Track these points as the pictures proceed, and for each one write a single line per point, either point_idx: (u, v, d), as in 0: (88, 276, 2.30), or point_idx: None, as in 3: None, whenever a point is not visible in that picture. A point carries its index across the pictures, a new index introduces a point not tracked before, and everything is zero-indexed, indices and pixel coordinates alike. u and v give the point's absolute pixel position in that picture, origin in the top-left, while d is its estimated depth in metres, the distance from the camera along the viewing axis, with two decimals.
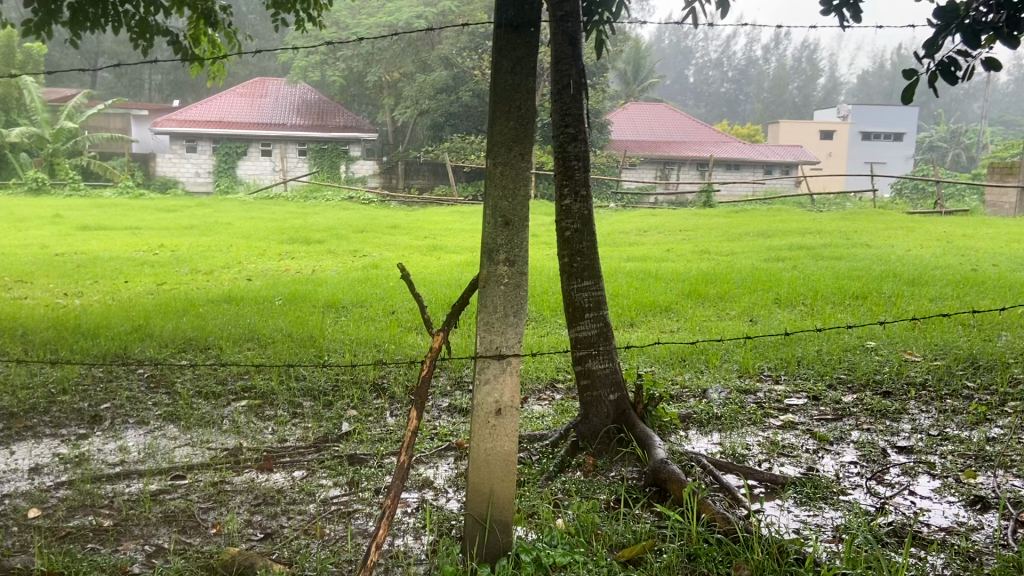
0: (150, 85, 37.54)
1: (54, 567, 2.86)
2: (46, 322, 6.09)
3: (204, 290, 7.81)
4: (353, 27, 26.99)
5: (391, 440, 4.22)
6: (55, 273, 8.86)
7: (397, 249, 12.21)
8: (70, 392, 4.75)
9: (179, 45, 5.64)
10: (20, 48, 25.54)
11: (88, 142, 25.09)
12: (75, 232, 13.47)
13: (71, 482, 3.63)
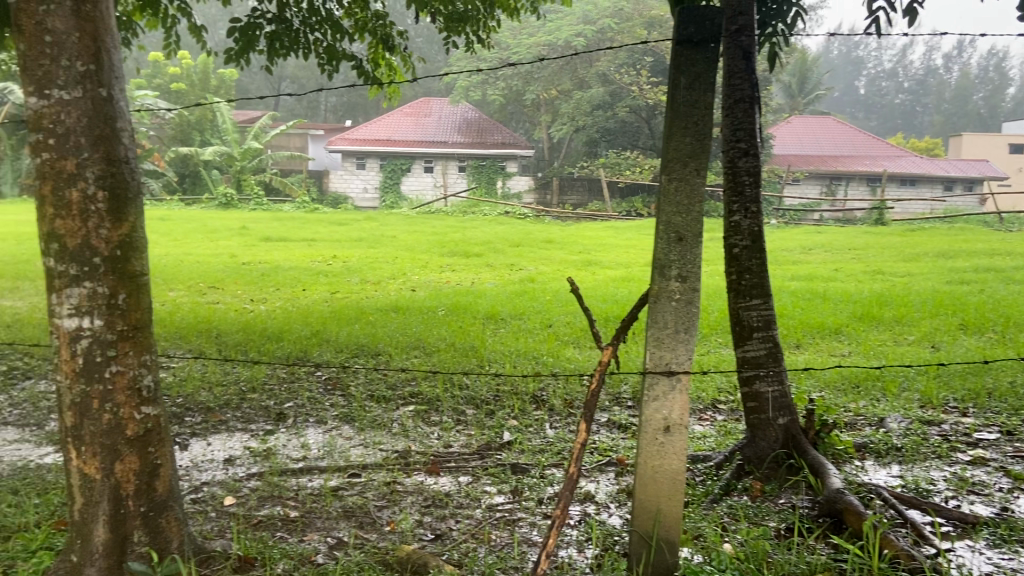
0: (326, 107, 40.36)
1: (249, 553, 3.09)
2: (236, 324, 6.64)
3: (373, 299, 8.24)
4: (514, 48, 27.80)
5: (552, 452, 4.27)
6: (243, 280, 9.63)
7: (554, 264, 12.33)
8: (258, 390, 5.16)
9: (362, 69, 6.00)
10: (214, 73, 28.08)
11: (271, 160, 26.73)
12: (260, 243, 14.61)
13: (261, 474, 3.93)
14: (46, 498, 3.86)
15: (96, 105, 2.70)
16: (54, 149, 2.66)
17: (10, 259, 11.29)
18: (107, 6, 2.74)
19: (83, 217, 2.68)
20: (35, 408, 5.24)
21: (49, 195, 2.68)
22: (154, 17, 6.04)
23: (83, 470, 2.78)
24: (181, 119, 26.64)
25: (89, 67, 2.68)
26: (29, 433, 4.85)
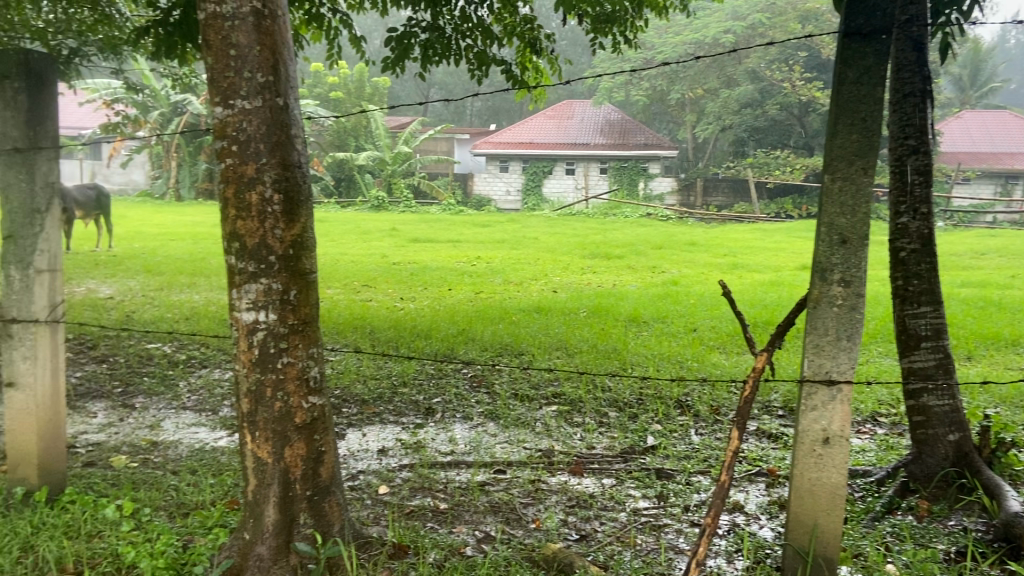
0: (472, 112, 41.53)
1: (403, 541, 3.22)
2: (389, 322, 6.94)
3: (515, 300, 8.38)
4: (660, 47, 27.49)
5: (698, 459, 4.18)
6: (393, 279, 10.05)
7: (698, 266, 12.05)
8: (409, 385, 5.37)
9: (510, 73, 6.12)
10: (369, 82, 29.53)
11: (420, 164, 27.86)
12: (409, 244, 15.21)
13: (412, 465, 4.10)
14: (221, 479, 4.20)
15: (273, 113, 2.89)
16: (236, 155, 2.88)
17: (190, 258, 12.34)
18: (284, 20, 2.94)
19: (261, 217, 2.88)
20: (211, 394, 5.70)
21: (232, 198, 2.90)
22: (319, 30, 6.42)
23: (258, 453, 2.99)
24: (338, 126, 28.17)
25: (268, 78, 2.88)
26: (205, 418, 5.28)
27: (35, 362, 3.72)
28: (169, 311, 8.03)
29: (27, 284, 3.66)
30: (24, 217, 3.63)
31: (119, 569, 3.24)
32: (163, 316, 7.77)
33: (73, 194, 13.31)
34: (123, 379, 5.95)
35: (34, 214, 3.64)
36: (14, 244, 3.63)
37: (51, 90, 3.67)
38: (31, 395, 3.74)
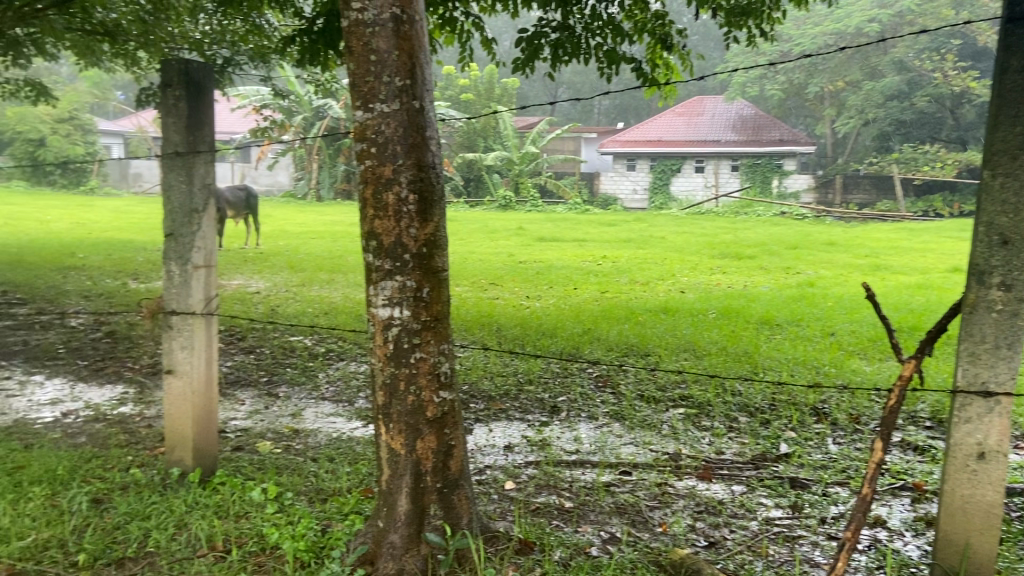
0: (599, 110, 41.45)
1: (529, 538, 3.26)
2: (515, 320, 7.03)
3: (642, 300, 8.28)
4: (798, 39, 26.43)
5: (836, 469, 3.99)
6: (519, 278, 10.17)
7: (836, 267, 11.49)
8: (534, 383, 5.42)
9: (640, 70, 6.06)
10: (498, 83, 30.02)
11: (547, 163, 28.03)
12: (536, 242, 15.34)
13: (537, 463, 4.14)
14: (356, 468, 4.39)
15: (410, 116, 2.99)
16: (375, 156, 2.99)
17: (329, 255, 12.97)
18: (421, 25, 3.03)
19: (397, 217, 2.99)
20: (347, 386, 5.98)
21: (371, 198, 3.02)
22: (451, 33, 6.57)
23: (391, 445, 3.10)
24: (468, 127, 28.78)
25: (406, 82, 2.98)
26: (342, 408, 5.53)
27: (192, 351, 4.01)
28: (310, 305, 8.47)
29: (186, 279, 3.95)
30: (184, 216, 3.92)
31: (263, 549, 3.44)
32: (304, 310, 8.21)
33: (226, 194, 14.29)
34: (268, 369, 6.33)
35: (192, 213, 3.93)
36: (175, 241, 3.93)
37: (209, 98, 3.94)
38: (188, 382, 4.05)
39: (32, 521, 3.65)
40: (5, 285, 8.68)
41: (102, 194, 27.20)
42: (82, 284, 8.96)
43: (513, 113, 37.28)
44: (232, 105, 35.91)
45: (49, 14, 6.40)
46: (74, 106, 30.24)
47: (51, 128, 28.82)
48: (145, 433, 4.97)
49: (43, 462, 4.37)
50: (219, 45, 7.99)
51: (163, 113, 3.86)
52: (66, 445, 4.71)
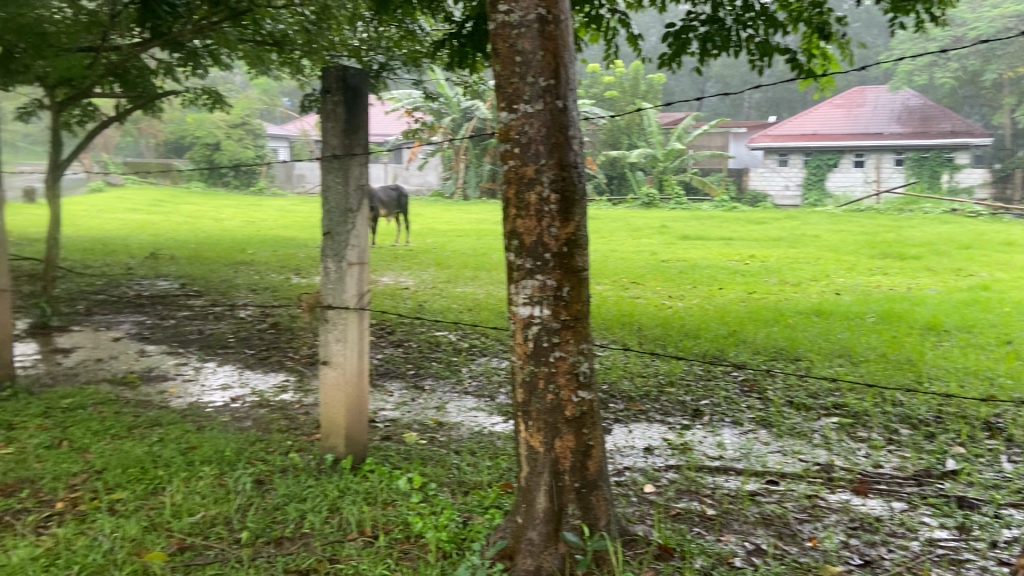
0: (750, 104, 40.01)
1: (669, 543, 3.19)
2: (657, 320, 6.92)
3: (793, 301, 7.91)
4: (974, 22, 24.40)
5: (1011, 490, 3.64)
6: (662, 277, 9.99)
7: (1015, 270, 10.48)
8: (676, 385, 5.32)
9: (795, 62, 5.79)
10: (644, 78, 29.65)
11: (693, 159, 27.32)
12: (680, 241, 15.03)
13: (679, 467, 4.05)
14: (496, 462, 4.50)
15: (554, 116, 3.00)
16: (519, 157, 3.03)
17: (474, 252, 13.30)
18: (567, 24, 3.04)
19: (539, 216, 3.01)
20: (490, 382, 6.11)
21: (514, 198, 3.06)
22: (597, 31, 6.54)
23: (531, 442, 3.14)
24: (612, 124, 28.62)
25: (550, 82, 2.99)
26: (484, 403, 5.66)
27: (345, 344, 4.23)
28: (455, 301, 8.72)
29: (341, 275, 4.17)
30: (339, 216, 4.13)
31: (407, 537, 3.59)
32: (449, 306, 8.47)
33: (379, 193, 14.96)
34: (415, 363, 6.56)
35: (347, 213, 4.13)
36: (332, 239, 4.15)
37: (365, 103, 4.13)
38: (341, 373, 4.27)
39: (202, 499, 3.99)
40: (185, 278, 9.51)
41: (269, 194, 29.24)
42: (250, 278, 9.66)
43: (659, 109, 36.70)
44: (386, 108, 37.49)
45: (225, 26, 6.91)
46: (246, 113, 32.68)
47: (226, 133, 31.41)
48: (302, 420, 5.29)
49: (213, 443, 4.76)
50: (375, 51, 8.39)
51: (323, 118, 4.09)
52: (233, 429, 5.09)
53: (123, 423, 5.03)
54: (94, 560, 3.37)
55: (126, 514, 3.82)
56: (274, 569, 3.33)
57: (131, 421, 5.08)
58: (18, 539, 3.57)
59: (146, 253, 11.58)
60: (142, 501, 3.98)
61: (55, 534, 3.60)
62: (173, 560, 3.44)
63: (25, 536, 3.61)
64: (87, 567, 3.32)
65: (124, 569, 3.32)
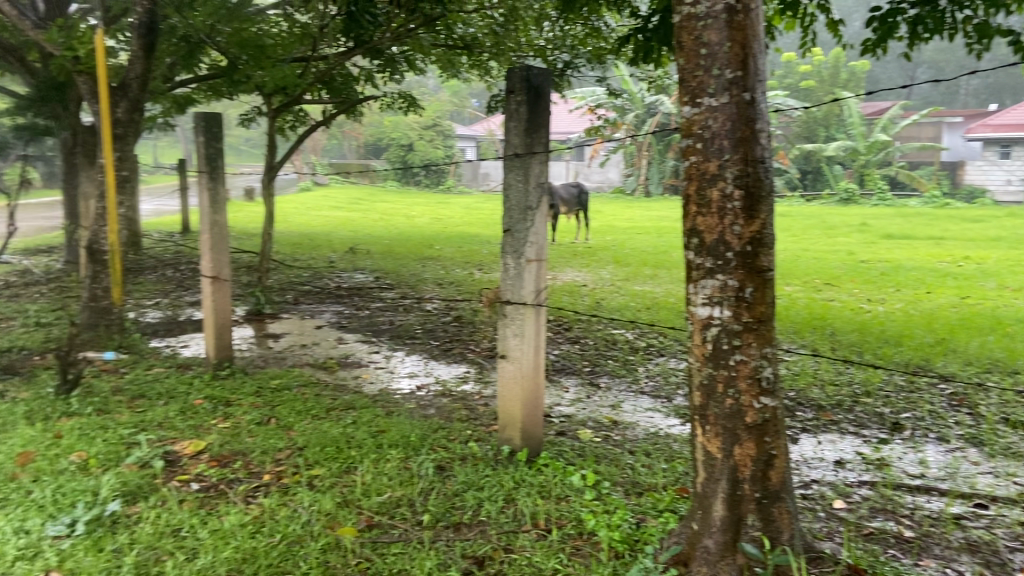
0: (968, 91, 36.31)
1: (859, 563, 2.97)
2: (853, 324, 6.48)
3: (1014, 308, 7.09)
4: None
5: None
6: (860, 279, 9.32)
7: None
8: (872, 396, 4.95)
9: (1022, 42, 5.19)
10: (845, 66, 27.80)
11: (899, 152, 25.27)
12: (881, 240, 13.93)
13: (873, 483, 3.76)
14: (672, 466, 4.42)
15: (740, 109, 2.86)
16: (701, 152, 2.94)
17: (655, 250, 13.09)
18: (757, 12, 2.88)
19: (721, 214, 2.89)
20: (667, 382, 6.00)
21: (695, 195, 2.97)
22: (792, 18, 6.19)
23: (708, 448, 3.04)
24: (808, 116, 27.11)
25: (737, 74, 2.86)
26: (660, 404, 5.57)
27: (523, 338, 4.31)
28: (633, 300, 8.64)
29: (520, 271, 4.25)
30: (519, 214, 4.22)
31: (580, 533, 3.61)
32: (629, 304, 8.41)
33: (560, 191, 15.11)
34: (591, 360, 6.57)
35: (527, 210, 4.21)
36: (511, 236, 4.25)
37: (547, 101, 4.19)
38: (518, 367, 4.36)
39: (389, 480, 4.24)
40: (378, 272, 10.13)
41: (457, 192, 30.44)
42: (437, 272, 10.11)
43: (862, 99, 34.18)
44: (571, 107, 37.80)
45: (420, 32, 7.26)
46: (438, 114, 34.22)
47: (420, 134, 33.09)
48: (482, 411, 5.47)
49: (400, 428, 5.03)
50: (559, 50, 8.51)
51: (506, 118, 4.20)
52: (419, 416, 5.36)
53: (322, 405, 5.45)
54: (294, 530, 3.69)
55: (322, 490, 4.14)
56: (453, 553, 3.48)
57: (329, 404, 5.49)
58: (231, 506, 3.98)
59: (345, 248, 12.44)
60: (336, 478, 4.29)
61: (262, 504, 3.97)
62: (362, 536, 3.68)
63: (237, 503, 4.02)
64: (288, 535, 3.63)
65: (319, 540, 3.60)
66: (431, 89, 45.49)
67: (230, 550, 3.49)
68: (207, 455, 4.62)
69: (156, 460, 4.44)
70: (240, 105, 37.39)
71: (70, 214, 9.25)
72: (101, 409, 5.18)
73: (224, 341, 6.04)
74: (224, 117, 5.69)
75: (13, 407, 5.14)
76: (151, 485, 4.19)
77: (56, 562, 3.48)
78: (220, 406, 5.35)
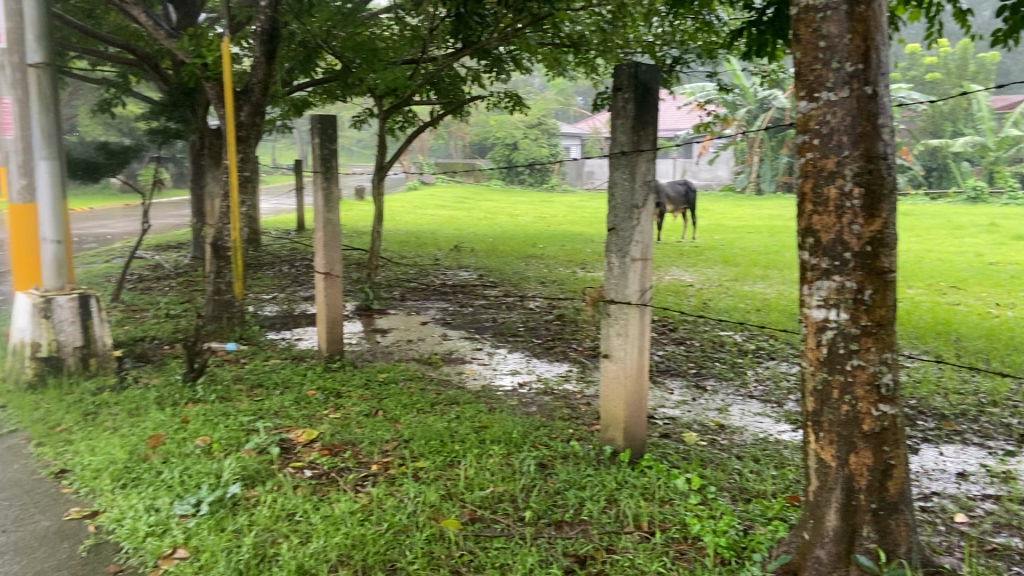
0: None
1: None
2: (981, 330, 6.10)
3: None
4: None
5: None
6: (990, 282, 8.76)
7: None
8: (1001, 406, 4.65)
9: None
10: (974, 57, 26.17)
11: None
12: (1014, 242, 13.04)
13: (999, 499, 3.54)
14: (781, 473, 4.29)
15: (860, 103, 2.74)
16: (818, 149, 2.83)
17: (765, 250, 12.71)
18: (881, 2, 2.75)
19: (839, 213, 2.78)
20: (777, 387, 5.82)
21: (810, 193, 2.87)
22: (917, 8, 5.87)
23: (821, 455, 2.93)
24: (933, 110, 25.68)
25: (858, 67, 2.73)
26: (770, 409, 5.41)
27: (627, 339, 4.27)
28: (743, 301, 8.41)
29: (625, 271, 4.22)
30: (625, 212, 4.19)
31: (685, 537, 3.56)
32: (736, 305, 8.20)
33: (667, 189, 14.86)
34: (697, 362, 6.45)
35: (632, 209, 4.17)
36: (617, 235, 4.24)
37: (655, 98, 4.14)
38: (622, 367, 4.32)
39: (492, 475, 4.30)
40: (483, 270, 10.26)
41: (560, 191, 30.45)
42: (541, 271, 10.16)
43: (993, 92, 32.09)
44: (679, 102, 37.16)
45: (528, 32, 7.31)
46: (543, 113, 34.34)
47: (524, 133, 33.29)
48: (584, 410, 5.46)
49: (502, 424, 5.09)
50: (669, 45, 8.39)
51: (613, 115, 4.18)
52: (521, 413, 5.40)
53: (428, 399, 5.58)
54: (399, 519, 3.79)
55: (427, 482, 4.24)
56: (555, 550, 3.49)
57: (433, 398, 5.61)
58: (342, 493, 4.13)
59: (451, 246, 12.66)
60: (440, 472, 4.38)
61: (370, 493, 4.11)
62: (466, 528, 3.74)
63: (347, 491, 4.17)
64: (394, 525, 3.74)
65: (424, 531, 3.68)
66: (537, 88, 45.76)
67: (340, 536, 3.62)
68: (319, 444, 4.81)
69: (272, 446, 4.66)
70: (352, 108, 39.91)
71: (196, 212, 9.82)
72: (222, 397, 5.49)
73: (335, 334, 6.27)
74: (339, 119, 5.90)
75: (144, 392, 5.51)
76: (268, 471, 4.39)
77: (183, 539, 3.71)
78: (332, 398, 5.56)
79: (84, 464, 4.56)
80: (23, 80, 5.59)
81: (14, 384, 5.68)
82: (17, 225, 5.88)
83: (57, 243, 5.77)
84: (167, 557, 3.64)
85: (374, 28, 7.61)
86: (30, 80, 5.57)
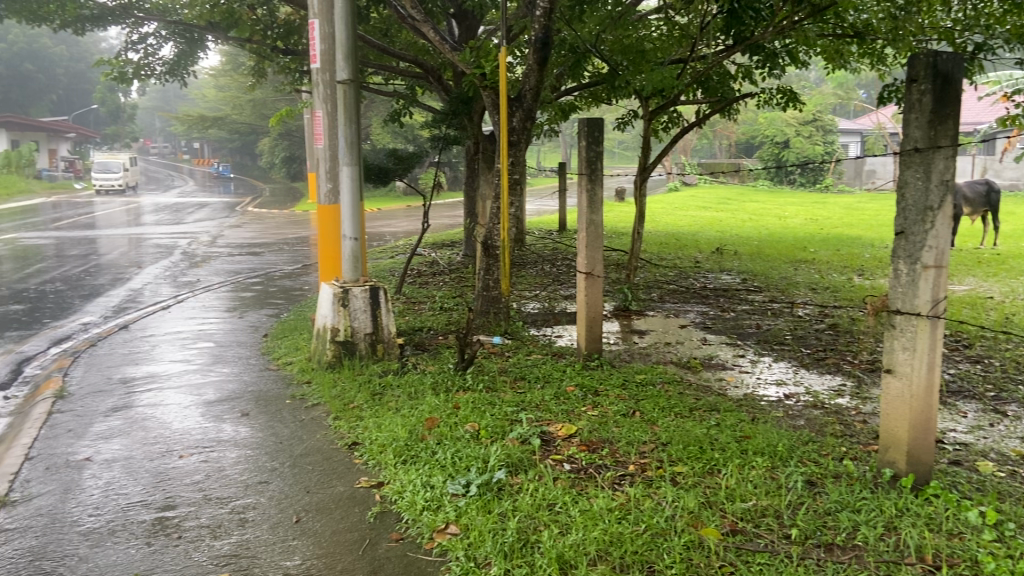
0: None
1: None
2: None
3: None
4: None
5: None
6: None
7: None
8: None
9: None
10: None
11: None
12: None
13: None
14: None
15: None
16: None
17: None
18: None
19: None
20: None
21: None
22: None
23: None
24: None
25: None
26: None
27: (915, 353, 3.87)
28: None
29: (914, 279, 3.85)
30: (917, 215, 3.82)
31: None
32: None
33: (964, 189, 13.29)
34: (997, 384, 5.70)
35: (926, 211, 3.79)
36: (906, 240, 3.87)
37: (959, 89, 3.71)
38: (907, 384, 3.93)
39: (754, 488, 4.12)
40: (746, 273, 9.92)
41: (833, 193, 28.54)
42: (811, 277, 9.60)
43: None
44: (980, 92, 33.05)
45: (807, 24, 6.93)
46: (816, 108, 32.41)
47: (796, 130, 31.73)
48: (859, 428, 5.05)
49: (766, 436, 4.86)
50: (971, 30, 7.59)
51: (905, 109, 3.82)
52: (787, 426, 5.12)
53: (686, 404, 5.49)
54: (658, 522, 3.76)
55: (685, 488, 4.17)
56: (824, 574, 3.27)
57: (692, 403, 5.51)
58: (600, 490, 4.20)
59: (713, 248, 12.36)
60: (699, 478, 4.29)
61: (628, 492, 4.13)
62: (726, 539, 3.62)
63: (605, 488, 4.22)
64: (652, 526, 3.72)
65: (682, 537, 3.63)
66: (811, 81, 43.24)
67: (598, 531, 3.68)
68: (578, 439, 4.93)
69: (534, 437, 4.85)
70: (617, 110, 41.70)
71: (469, 213, 10.52)
72: (489, 387, 5.82)
73: (594, 333, 6.38)
74: (605, 121, 6.00)
75: (421, 377, 6.02)
76: (530, 460, 4.58)
77: (454, 516, 3.98)
78: (590, 395, 5.67)
79: (372, 438, 5.08)
80: (332, 95, 6.47)
81: (317, 363, 6.47)
82: (326, 225, 6.72)
83: (353, 239, 6.46)
84: (440, 530, 3.93)
85: (643, 30, 7.70)
86: (337, 93, 6.39)
